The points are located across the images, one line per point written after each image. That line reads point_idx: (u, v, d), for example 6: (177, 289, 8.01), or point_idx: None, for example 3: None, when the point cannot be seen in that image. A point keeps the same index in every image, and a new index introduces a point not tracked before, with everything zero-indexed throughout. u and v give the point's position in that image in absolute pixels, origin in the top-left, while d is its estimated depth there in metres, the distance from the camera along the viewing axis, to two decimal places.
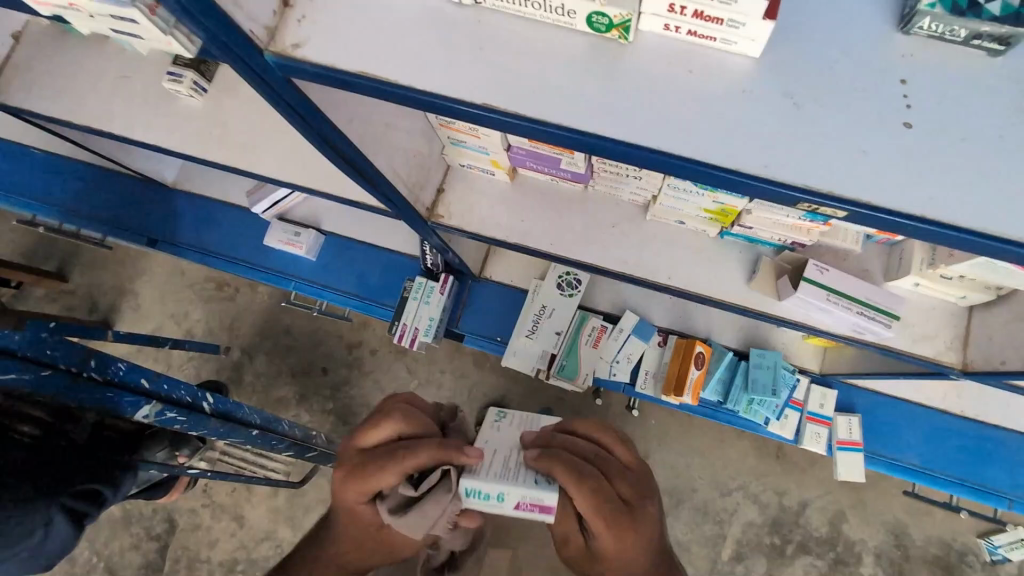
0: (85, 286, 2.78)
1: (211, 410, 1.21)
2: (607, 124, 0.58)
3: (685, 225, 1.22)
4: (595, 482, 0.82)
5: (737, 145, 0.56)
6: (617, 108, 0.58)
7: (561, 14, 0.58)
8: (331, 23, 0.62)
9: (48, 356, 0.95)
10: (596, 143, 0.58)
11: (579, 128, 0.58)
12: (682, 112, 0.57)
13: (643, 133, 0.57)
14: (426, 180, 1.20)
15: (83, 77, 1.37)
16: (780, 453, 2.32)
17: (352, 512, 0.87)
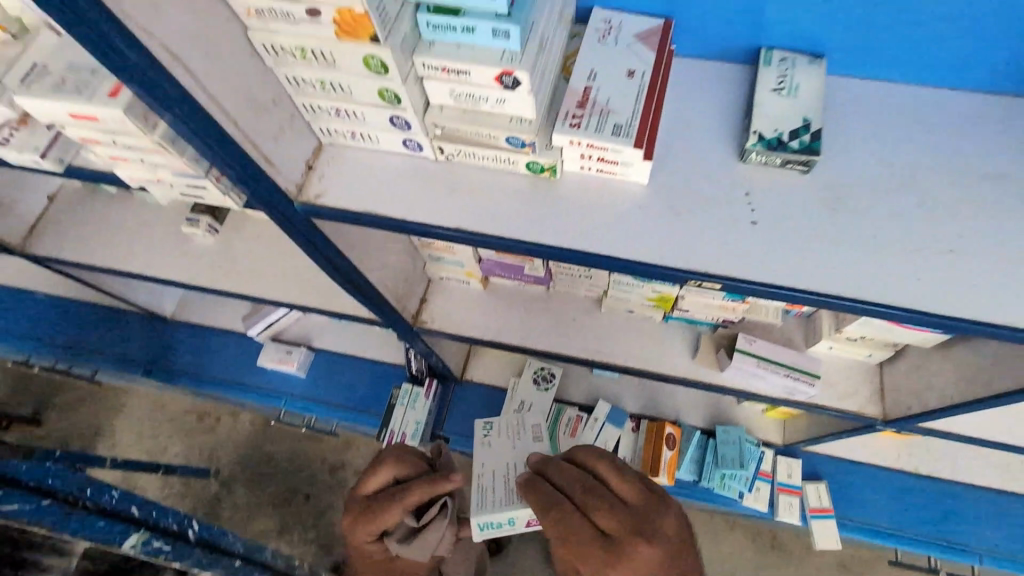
0: (61, 429, 2.79)
1: None
2: (545, 236, 0.80)
3: (635, 312, 1.43)
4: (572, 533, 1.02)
5: (638, 244, 0.79)
6: (552, 224, 0.81)
7: (508, 164, 0.83)
8: (344, 178, 0.85)
9: None
10: (538, 250, 0.80)
11: (526, 240, 0.80)
12: (598, 224, 0.80)
13: (571, 240, 0.80)
14: (411, 291, 1.41)
15: (108, 227, 1.60)
16: (776, 542, 2.31)
17: (364, 546, 1.17)
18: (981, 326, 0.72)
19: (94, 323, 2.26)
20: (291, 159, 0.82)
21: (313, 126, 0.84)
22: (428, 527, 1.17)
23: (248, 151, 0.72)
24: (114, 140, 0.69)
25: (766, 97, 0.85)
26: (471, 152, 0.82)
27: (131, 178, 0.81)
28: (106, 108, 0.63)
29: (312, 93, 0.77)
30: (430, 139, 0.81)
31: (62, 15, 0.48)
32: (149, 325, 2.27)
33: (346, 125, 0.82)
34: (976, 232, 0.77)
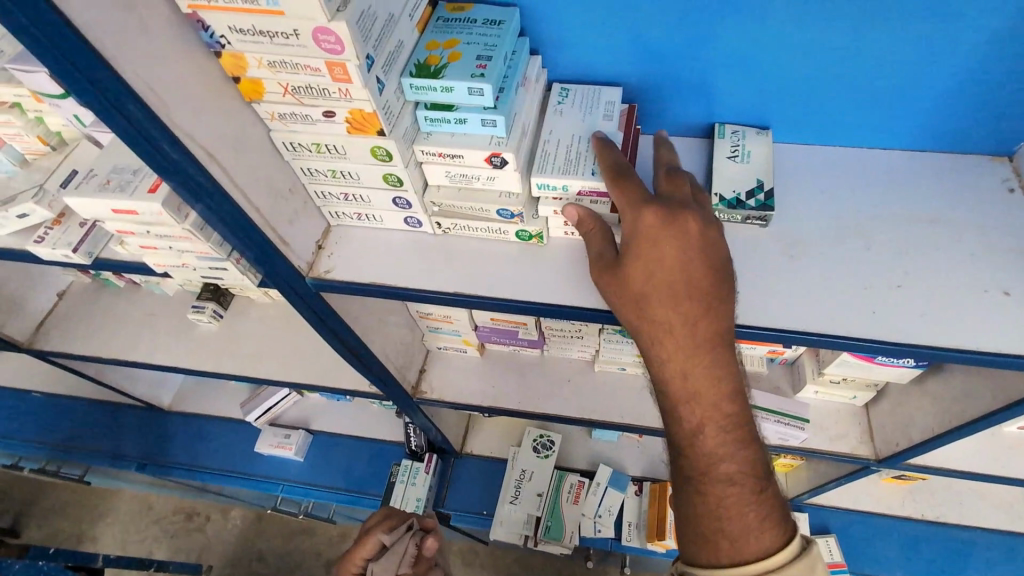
0: (42, 538, 2.67)
1: None
2: (537, 295, 0.88)
3: (627, 369, 1.48)
4: (664, 229, 0.77)
5: None
6: (542, 285, 0.89)
7: (499, 233, 0.92)
8: (352, 254, 0.94)
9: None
10: (531, 308, 0.88)
11: (521, 300, 0.88)
12: (584, 282, 0.89)
13: (561, 297, 0.88)
14: (411, 363, 1.46)
15: (114, 319, 1.65)
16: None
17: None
18: (933, 350, 0.80)
19: (88, 419, 2.25)
20: (305, 240, 0.91)
21: (323, 210, 0.93)
22: (394, 540, 1.28)
23: (267, 234, 0.81)
24: (148, 230, 0.78)
25: (723, 163, 0.97)
26: (466, 225, 0.91)
27: (157, 264, 0.89)
28: (148, 202, 0.72)
29: (324, 181, 0.87)
30: (429, 215, 0.91)
31: (124, 127, 0.58)
32: (145, 417, 2.26)
33: (352, 207, 0.92)
34: (919, 268, 0.87)
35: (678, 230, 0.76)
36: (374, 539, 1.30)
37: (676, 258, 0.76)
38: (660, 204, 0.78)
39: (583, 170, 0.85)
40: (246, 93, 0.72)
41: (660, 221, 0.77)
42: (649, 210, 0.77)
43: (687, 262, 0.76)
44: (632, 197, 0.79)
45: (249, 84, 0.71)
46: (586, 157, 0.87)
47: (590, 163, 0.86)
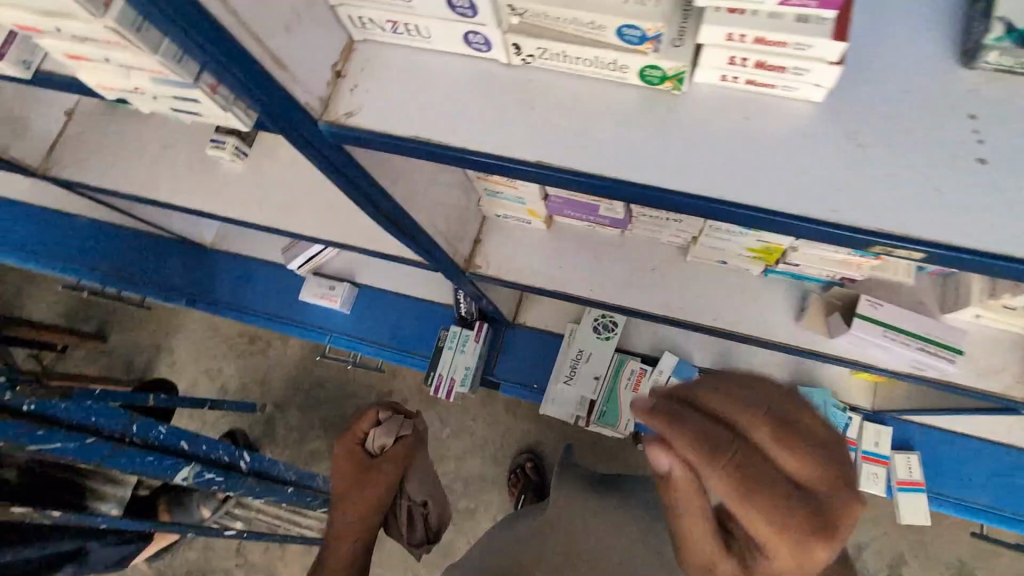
0: (122, 346, 2.83)
1: (245, 468, 1.36)
2: (666, 178, 0.56)
3: (729, 263, 1.19)
4: (773, 533, 0.48)
5: (806, 192, 0.54)
6: (674, 161, 0.56)
7: (613, 69, 0.57)
8: (386, 89, 0.63)
9: (95, 425, 1.02)
10: (654, 198, 0.56)
11: (640, 183, 0.56)
12: (743, 163, 0.55)
13: (705, 185, 0.55)
14: (464, 231, 1.21)
15: (130, 148, 1.44)
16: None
17: (351, 456, 1.16)
18: None
19: (131, 249, 2.16)
20: (309, 62, 0.60)
21: (340, 13, 0.61)
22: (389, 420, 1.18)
23: (248, 49, 0.52)
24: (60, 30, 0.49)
25: None
26: (562, 50, 0.57)
27: (105, 88, 0.61)
28: None
29: None
30: (503, 32, 0.57)
31: None
32: (190, 254, 2.18)
33: (383, 11, 0.59)
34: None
35: (772, 495, 0.47)
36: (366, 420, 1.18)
37: (781, 551, 0.48)
38: (761, 497, 0.47)
39: None
40: None
41: (776, 540, 0.47)
42: (754, 521, 0.48)
43: (799, 549, 0.48)
44: (751, 509, 0.48)
45: None
46: None
47: None
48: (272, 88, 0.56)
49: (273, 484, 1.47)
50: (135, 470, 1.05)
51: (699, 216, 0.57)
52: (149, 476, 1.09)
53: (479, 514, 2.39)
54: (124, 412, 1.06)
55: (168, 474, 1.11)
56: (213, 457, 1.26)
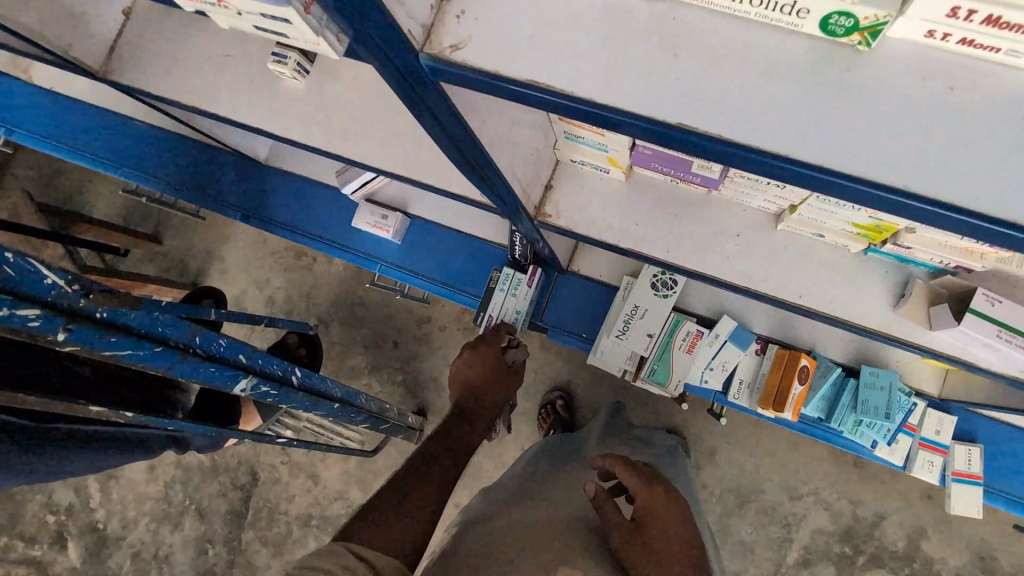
0: (177, 248, 2.90)
1: (298, 384, 1.27)
2: (835, 155, 0.47)
3: (823, 238, 1.09)
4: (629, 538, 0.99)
5: (1013, 190, 0.45)
6: (850, 135, 0.47)
7: (787, 13, 0.47)
8: (494, 19, 0.53)
9: (160, 332, 0.89)
10: (818, 179, 0.48)
11: (802, 160, 0.48)
12: (939, 145, 0.46)
13: (881, 166, 0.47)
14: (537, 177, 1.13)
15: (188, 54, 1.36)
16: (862, 463, 2.19)
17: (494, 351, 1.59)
18: None
19: (185, 157, 2.13)
20: None
21: None
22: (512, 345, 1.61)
23: None
24: None
25: None
26: None
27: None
28: None
29: None
30: None
31: None
32: (243, 168, 2.15)
33: None
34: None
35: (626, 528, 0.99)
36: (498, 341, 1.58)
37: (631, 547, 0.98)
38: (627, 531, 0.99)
39: None
40: None
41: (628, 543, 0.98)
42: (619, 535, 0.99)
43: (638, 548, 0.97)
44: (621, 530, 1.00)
45: None
46: None
47: None
48: (374, 13, 0.48)
49: (323, 402, 1.38)
50: (192, 378, 0.96)
51: (869, 205, 0.49)
52: (211, 384, 1.02)
53: (509, 445, 2.45)
54: (188, 320, 0.92)
55: (229, 383, 1.04)
56: (271, 371, 1.15)
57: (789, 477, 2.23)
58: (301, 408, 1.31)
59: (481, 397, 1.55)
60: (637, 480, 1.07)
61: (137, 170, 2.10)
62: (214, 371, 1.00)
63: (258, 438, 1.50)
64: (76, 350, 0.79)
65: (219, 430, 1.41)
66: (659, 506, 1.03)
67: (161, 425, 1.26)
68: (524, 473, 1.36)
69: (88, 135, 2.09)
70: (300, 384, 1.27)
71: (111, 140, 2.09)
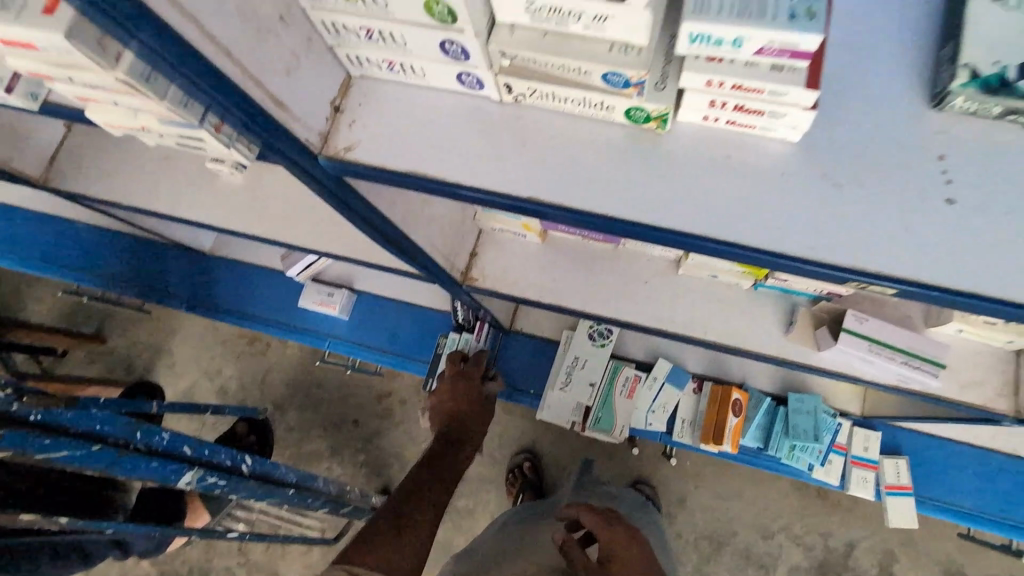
0: (121, 347, 2.85)
1: (249, 472, 1.27)
2: (641, 212, 0.58)
3: (719, 278, 1.22)
4: None
5: (777, 230, 0.56)
6: (653, 196, 0.59)
7: (599, 109, 0.59)
8: (379, 125, 0.65)
9: (99, 431, 0.93)
10: (630, 231, 0.59)
11: (618, 218, 0.59)
12: (717, 200, 0.58)
13: (684, 220, 0.57)
14: (461, 245, 1.24)
15: (129, 162, 1.48)
16: (823, 492, 2.27)
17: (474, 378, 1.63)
18: None
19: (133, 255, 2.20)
20: (310, 101, 0.61)
21: (338, 52, 0.62)
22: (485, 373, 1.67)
23: (248, 91, 0.53)
24: (71, 78, 0.50)
25: (981, 7, 0.54)
26: (550, 92, 0.58)
27: (111, 125, 0.62)
28: (43, 34, 0.43)
29: (333, 5, 0.54)
30: (494, 74, 0.58)
31: None
32: (189, 260, 2.21)
33: (380, 51, 0.60)
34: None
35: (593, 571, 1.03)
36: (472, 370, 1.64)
37: None
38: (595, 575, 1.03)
39: (760, 13, 0.48)
40: None
41: None
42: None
43: None
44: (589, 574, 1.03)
45: None
46: None
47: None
48: (284, 136, 0.59)
49: (276, 489, 1.37)
50: (133, 477, 0.97)
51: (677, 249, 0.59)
52: (154, 483, 1.02)
53: (478, 514, 2.42)
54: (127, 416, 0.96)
55: (173, 478, 1.04)
56: (218, 461, 1.16)
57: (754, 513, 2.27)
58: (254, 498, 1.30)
59: (461, 422, 1.53)
60: (600, 523, 1.13)
61: (81, 271, 2.12)
62: (156, 467, 1.01)
63: (208, 534, 1.45)
64: (11, 457, 0.82)
65: (164, 529, 1.37)
66: (618, 542, 1.10)
67: (105, 529, 1.23)
68: (483, 538, 1.36)
69: (28, 241, 2.12)
70: (251, 472, 1.28)
71: (56, 246, 2.14)
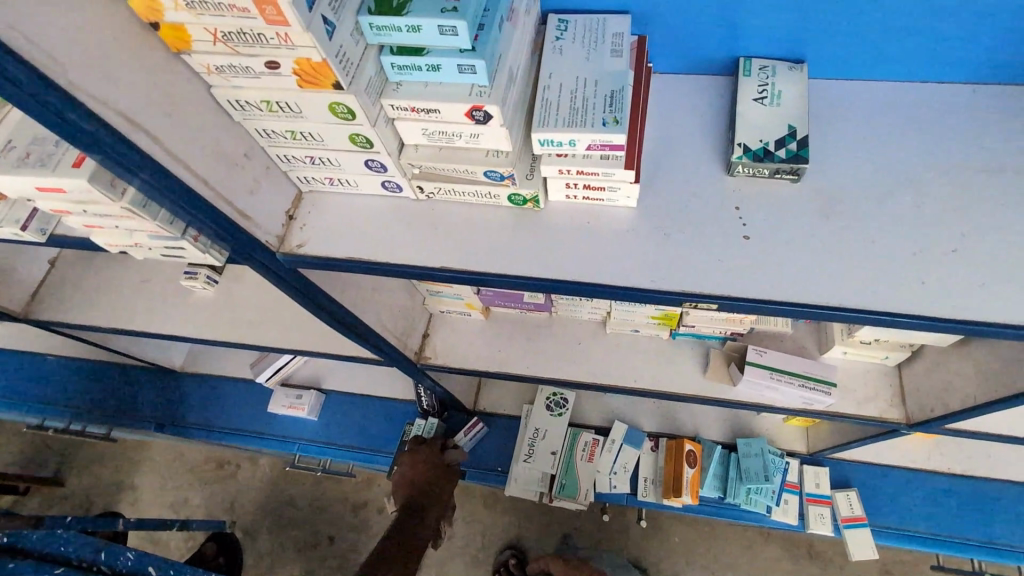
0: (82, 488, 2.78)
1: None
2: (527, 268, 0.77)
3: (641, 331, 1.39)
4: None
5: (626, 270, 0.75)
6: (535, 256, 0.78)
7: (489, 196, 0.79)
8: (325, 225, 0.83)
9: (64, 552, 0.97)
10: (520, 284, 0.77)
11: (510, 274, 0.77)
12: (581, 255, 0.77)
13: (558, 271, 0.76)
14: (413, 328, 1.40)
15: (109, 287, 1.64)
16: (812, 551, 2.24)
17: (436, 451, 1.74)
18: (973, 326, 0.66)
19: (101, 382, 2.27)
20: (270, 211, 0.80)
21: (291, 175, 0.81)
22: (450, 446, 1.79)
23: (223, 210, 0.70)
24: (84, 211, 0.67)
25: (746, 109, 0.79)
26: (451, 188, 0.78)
27: (110, 243, 0.79)
28: (71, 179, 0.61)
29: (284, 143, 0.73)
30: (409, 179, 0.78)
31: (35, 112, 0.48)
32: (158, 380, 2.28)
33: (322, 171, 0.79)
34: (997, 235, 0.70)
35: None
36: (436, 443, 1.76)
37: None
38: None
39: (584, 123, 0.70)
40: (171, 42, 0.58)
41: None
42: None
43: None
44: None
45: (172, 31, 0.57)
46: (586, 106, 0.71)
47: (592, 112, 0.71)
48: (252, 242, 0.76)
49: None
50: None
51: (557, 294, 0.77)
52: None
53: None
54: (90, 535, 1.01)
55: None
56: None
57: None
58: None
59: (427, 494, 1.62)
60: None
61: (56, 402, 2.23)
62: None
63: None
64: None
65: None
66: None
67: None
68: None
69: (8, 381, 2.24)
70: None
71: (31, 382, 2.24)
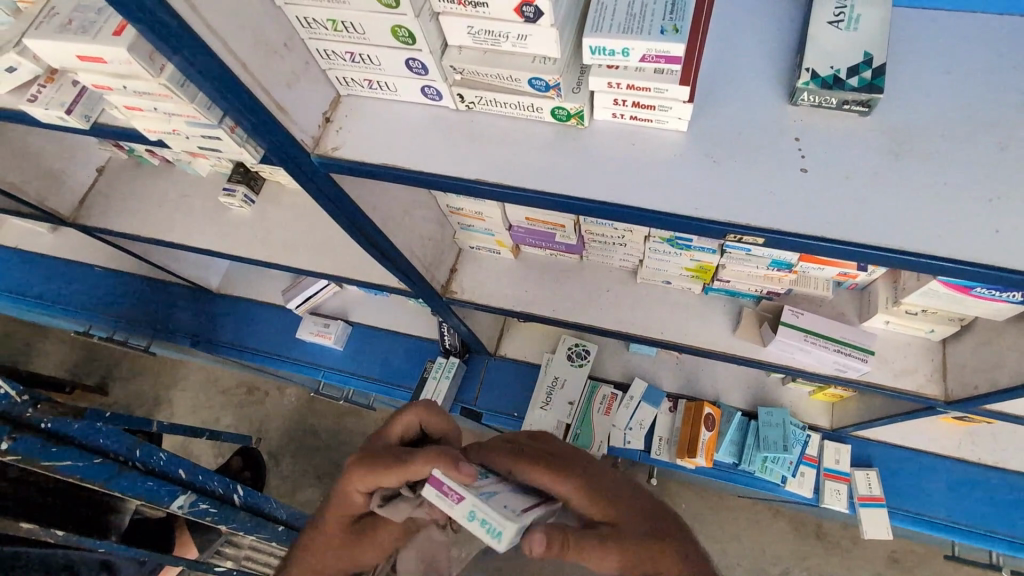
0: (122, 397, 2.93)
1: (240, 502, 1.31)
2: (565, 189, 0.74)
3: (672, 284, 1.36)
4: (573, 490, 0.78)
5: (669, 196, 0.71)
6: (573, 175, 0.75)
7: (531, 111, 0.76)
8: (360, 131, 0.82)
9: (102, 445, 1.01)
10: (557, 201, 0.74)
11: (546, 191, 0.74)
12: (621, 178, 0.73)
13: (596, 193, 0.73)
14: (441, 260, 1.39)
15: (151, 197, 1.68)
16: (822, 532, 2.22)
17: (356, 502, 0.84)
18: None
19: (139, 295, 2.35)
20: (308, 109, 0.78)
21: (330, 75, 0.80)
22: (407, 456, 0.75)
23: (259, 97, 0.68)
24: (125, 86, 0.67)
25: (818, 32, 0.72)
26: (493, 98, 0.75)
27: (148, 130, 0.79)
28: (111, 47, 0.60)
29: (324, 35, 0.72)
30: (449, 85, 0.75)
31: None
32: (194, 298, 2.36)
33: (361, 72, 0.77)
34: None
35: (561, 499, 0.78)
36: (412, 419, 0.86)
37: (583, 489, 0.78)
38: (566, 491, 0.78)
39: (640, 30, 0.65)
40: None
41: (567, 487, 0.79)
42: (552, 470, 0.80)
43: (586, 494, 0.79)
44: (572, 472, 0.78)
45: None
46: (644, 13, 0.67)
47: (650, 20, 0.66)
48: (289, 143, 0.75)
49: (267, 523, 1.40)
50: (127, 494, 1.03)
51: (593, 216, 0.74)
52: (146, 505, 1.07)
53: None
54: (129, 433, 1.05)
55: (166, 499, 1.10)
56: (211, 488, 1.21)
57: (751, 555, 2.21)
58: (242, 530, 1.32)
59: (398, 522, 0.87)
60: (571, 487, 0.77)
61: (99, 310, 2.33)
62: (152, 486, 1.07)
63: (196, 568, 1.33)
64: (18, 462, 0.90)
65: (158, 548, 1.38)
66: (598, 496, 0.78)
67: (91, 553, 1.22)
68: None
69: (57, 286, 2.35)
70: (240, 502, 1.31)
71: (76, 289, 2.35)
